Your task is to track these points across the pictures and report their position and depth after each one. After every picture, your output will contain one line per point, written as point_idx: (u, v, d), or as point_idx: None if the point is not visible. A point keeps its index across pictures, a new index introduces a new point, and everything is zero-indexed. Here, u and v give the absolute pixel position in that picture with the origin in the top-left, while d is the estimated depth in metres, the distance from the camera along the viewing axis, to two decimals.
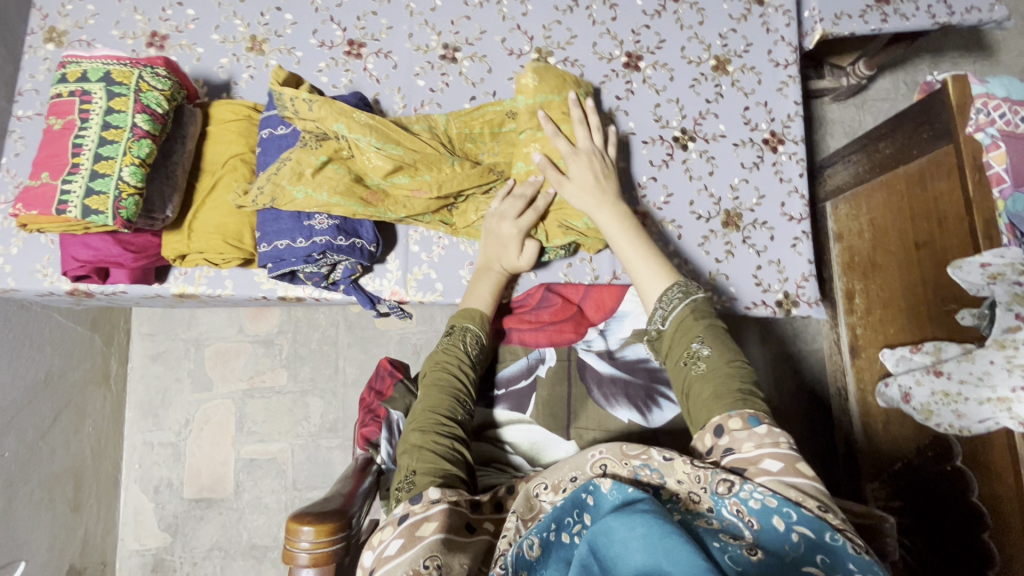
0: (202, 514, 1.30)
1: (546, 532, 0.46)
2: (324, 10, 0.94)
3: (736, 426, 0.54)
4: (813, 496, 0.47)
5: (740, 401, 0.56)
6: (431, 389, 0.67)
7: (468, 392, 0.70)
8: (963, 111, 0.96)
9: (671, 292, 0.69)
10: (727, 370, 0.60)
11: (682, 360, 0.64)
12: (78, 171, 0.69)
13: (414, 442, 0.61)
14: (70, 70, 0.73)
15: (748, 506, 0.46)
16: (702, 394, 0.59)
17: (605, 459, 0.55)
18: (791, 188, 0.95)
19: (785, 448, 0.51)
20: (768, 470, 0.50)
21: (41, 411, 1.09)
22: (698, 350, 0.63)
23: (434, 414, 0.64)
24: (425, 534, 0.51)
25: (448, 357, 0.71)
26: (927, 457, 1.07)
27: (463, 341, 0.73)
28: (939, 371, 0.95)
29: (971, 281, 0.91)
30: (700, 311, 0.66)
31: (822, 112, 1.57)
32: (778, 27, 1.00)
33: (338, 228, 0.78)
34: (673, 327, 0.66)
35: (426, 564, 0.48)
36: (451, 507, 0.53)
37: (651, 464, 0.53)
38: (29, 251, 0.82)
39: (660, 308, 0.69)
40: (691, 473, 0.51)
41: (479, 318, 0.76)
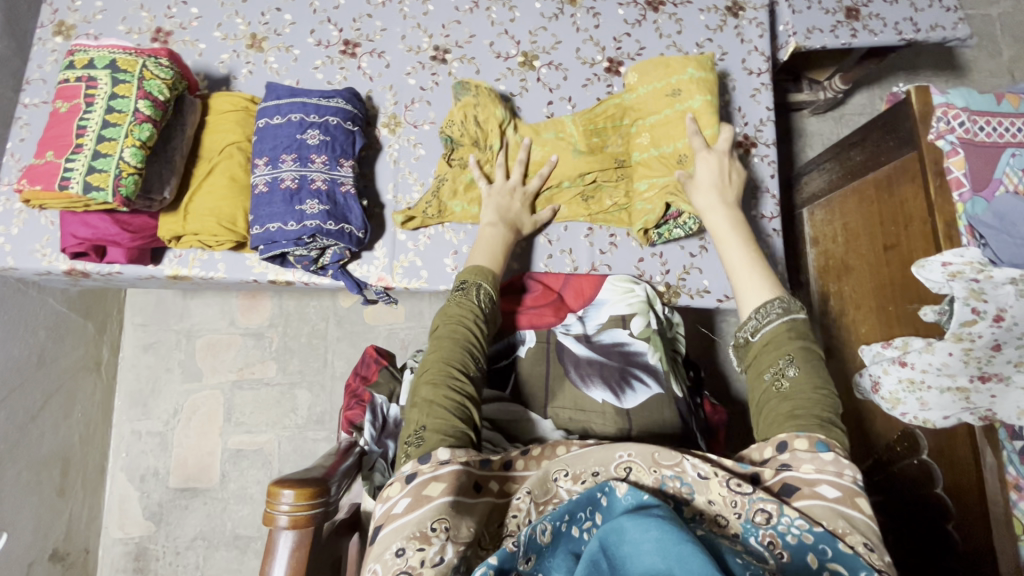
0: (187, 503, 1.31)
1: (559, 521, 0.47)
2: (322, 11, 0.99)
3: (801, 445, 0.56)
4: (858, 531, 0.49)
5: (816, 424, 0.58)
6: (444, 343, 0.68)
7: (481, 349, 0.71)
8: (925, 119, 1.01)
9: (769, 307, 0.70)
10: (810, 395, 0.61)
11: (766, 369, 0.66)
12: (81, 150, 0.72)
13: (427, 397, 0.63)
14: (78, 58, 0.77)
15: (784, 540, 0.48)
16: (780, 406, 0.62)
17: (631, 462, 0.54)
18: (763, 188, 1.00)
19: (847, 481, 0.53)
20: (823, 495, 0.52)
21: (32, 394, 1.10)
22: (786, 367, 0.64)
23: (448, 370, 0.66)
24: (433, 494, 0.53)
25: (461, 313, 0.72)
26: (896, 452, 1.10)
27: (475, 297, 0.74)
28: (903, 362, 0.96)
29: (932, 280, 0.94)
30: (795, 332, 0.67)
31: (801, 124, 1.63)
32: (751, 38, 1.06)
33: (328, 213, 0.82)
34: (763, 340, 0.68)
35: (434, 527, 0.50)
36: (462, 471, 0.55)
37: (683, 477, 0.53)
38: (30, 231, 0.86)
39: (755, 318, 0.71)
40: (726, 496, 0.51)
41: (490, 278, 0.77)
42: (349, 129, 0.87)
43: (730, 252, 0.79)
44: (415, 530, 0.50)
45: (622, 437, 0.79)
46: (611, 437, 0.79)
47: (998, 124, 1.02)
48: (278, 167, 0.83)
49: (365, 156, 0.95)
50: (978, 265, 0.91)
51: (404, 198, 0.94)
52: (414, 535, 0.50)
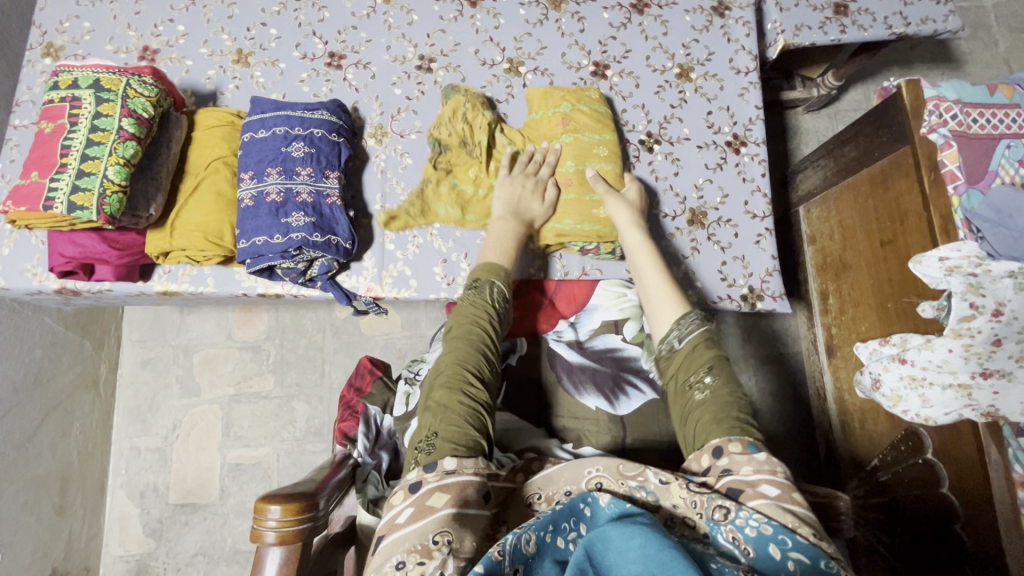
0: (187, 519, 1.30)
1: (543, 531, 0.47)
2: (307, 25, 0.99)
3: (736, 449, 0.55)
4: (808, 522, 0.48)
5: (739, 429, 0.57)
6: (458, 342, 0.66)
7: (496, 351, 0.68)
8: (916, 114, 1.01)
9: (687, 317, 0.68)
10: (729, 399, 0.60)
11: (685, 384, 0.63)
12: (65, 170, 0.73)
13: (441, 401, 0.61)
14: (62, 78, 0.78)
15: (745, 534, 0.47)
16: (700, 419, 0.59)
17: (601, 477, 0.56)
18: (754, 188, 0.99)
19: (783, 477, 0.52)
20: (766, 495, 0.51)
21: (29, 413, 1.11)
22: (702, 377, 0.62)
23: (462, 372, 0.63)
24: (436, 506, 0.52)
25: (474, 312, 0.70)
26: (900, 451, 1.09)
27: (489, 295, 0.72)
28: (903, 359, 0.95)
29: (930, 275, 0.93)
30: (712, 339, 0.65)
31: (796, 122, 1.62)
32: (738, 37, 1.05)
33: (314, 225, 0.82)
34: (684, 351, 0.65)
35: (435, 539, 0.50)
36: (463, 483, 0.54)
37: (647, 486, 0.55)
38: (20, 251, 0.86)
39: (674, 330, 0.67)
40: (687, 497, 0.52)
41: (502, 275, 0.75)
42: (334, 140, 0.88)
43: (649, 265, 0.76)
44: (416, 543, 0.49)
45: (617, 447, 0.78)
46: (606, 445, 0.79)
47: (992, 116, 1.01)
48: (264, 181, 0.83)
49: (352, 167, 0.95)
50: (975, 259, 0.89)
51: (392, 207, 0.94)
52: (416, 547, 0.49)
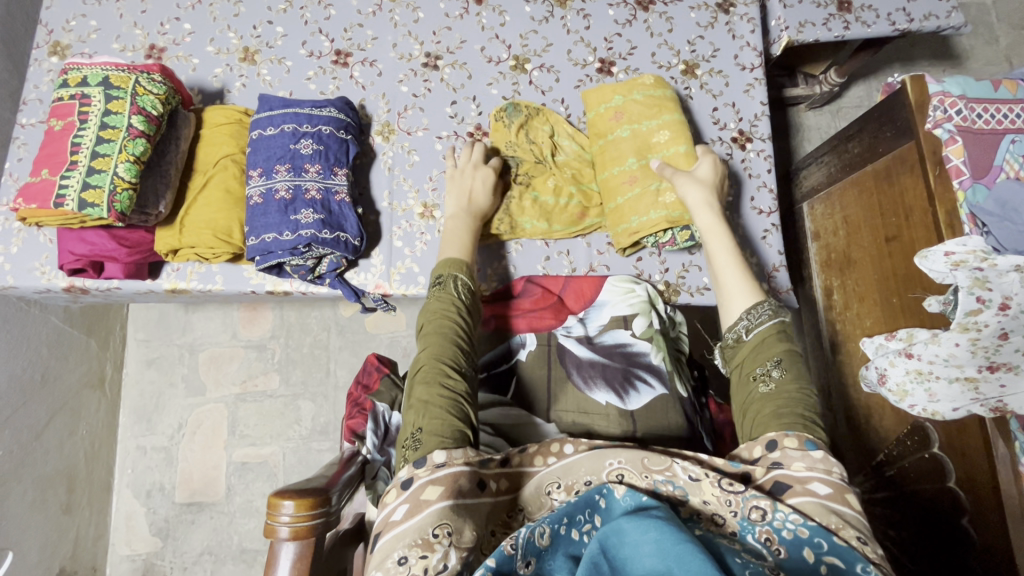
0: (193, 518, 1.30)
1: (558, 523, 0.48)
2: (313, 23, 0.99)
3: (791, 444, 0.56)
4: (853, 525, 0.49)
5: (800, 425, 0.58)
6: (431, 338, 0.66)
7: (470, 343, 0.69)
8: (921, 110, 1.01)
9: (759, 308, 0.69)
10: (794, 394, 0.61)
11: (751, 374, 0.65)
12: (75, 167, 0.73)
13: (421, 397, 0.61)
14: (71, 76, 0.78)
15: (780, 536, 0.48)
16: (762, 409, 0.61)
17: (623, 469, 0.55)
18: (760, 183, 0.99)
19: (836, 478, 0.53)
20: (814, 492, 0.52)
21: (36, 412, 1.11)
22: (770, 369, 0.64)
23: (438, 368, 0.63)
24: (430, 499, 0.52)
25: (441, 306, 0.69)
26: (907, 446, 1.09)
27: (453, 289, 0.71)
28: (910, 354, 0.95)
29: (936, 271, 0.93)
30: (784, 333, 0.66)
31: (799, 119, 1.62)
32: (743, 33, 1.06)
33: (323, 222, 0.82)
34: (753, 341, 0.67)
35: (436, 532, 0.50)
36: (458, 473, 0.54)
37: (675, 480, 0.53)
38: (29, 250, 0.86)
39: (744, 320, 0.69)
40: (720, 496, 0.51)
41: (466, 268, 0.75)
42: (342, 137, 0.88)
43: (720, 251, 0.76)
44: (416, 537, 0.50)
45: (627, 439, 0.79)
46: (616, 439, 0.79)
47: (997, 111, 1.01)
48: (273, 179, 0.83)
49: (359, 165, 0.95)
50: (981, 254, 0.90)
51: (400, 204, 0.94)
52: (416, 542, 0.49)
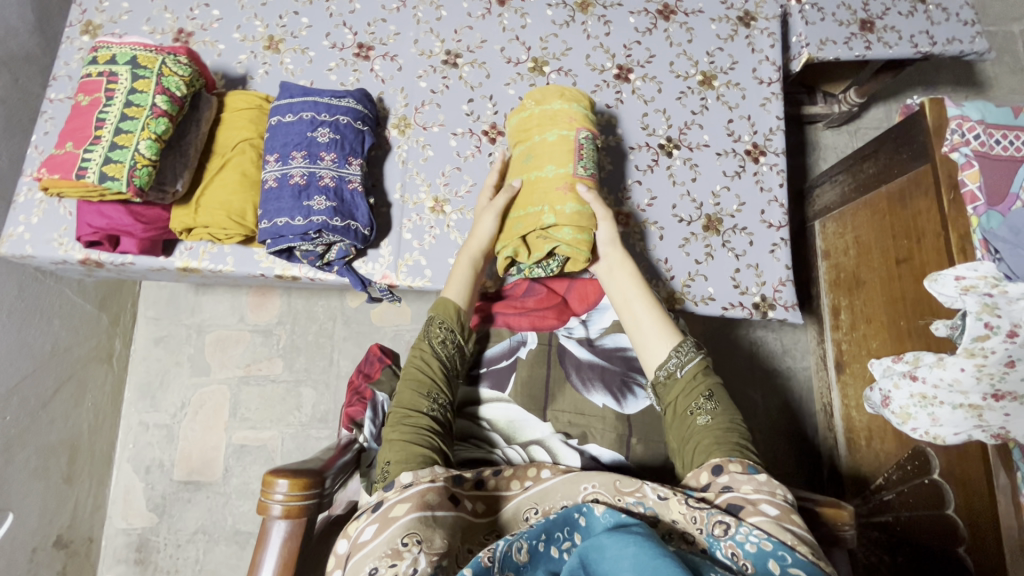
0: (190, 496, 1.32)
1: (536, 540, 0.51)
2: (338, 16, 1.01)
3: (736, 469, 0.60)
4: (806, 542, 0.52)
5: (739, 452, 0.62)
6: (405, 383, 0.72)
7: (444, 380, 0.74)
8: (938, 132, 1.00)
9: (684, 345, 0.73)
10: (729, 425, 0.66)
11: (687, 409, 0.69)
12: (99, 141, 0.75)
13: (393, 433, 0.66)
14: (101, 54, 0.80)
15: (744, 550, 0.51)
16: (704, 441, 0.65)
17: (597, 493, 0.61)
18: (771, 198, 1.00)
19: (780, 499, 0.56)
20: (766, 513, 0.55)
21: (44, 381, 1.13)
22: (705, 403, 0.68)
23: (409, 407, 0.69)
24: (399, 514, 0.55)
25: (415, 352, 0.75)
26: (906, 471, 1.08)
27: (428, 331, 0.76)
28: (914, 377, 0.94)
29: (945, 294, 0.92)
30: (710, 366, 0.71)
31: (816, 137, 1.62)
32: (763, 48, 1.06)
33: (335, 209, 0.83)
34: (685, 377, 0.70)
35: (405, 542, 0.53)
36: (425, 489, 0.58)
37: (644, 502, 0.59)
38: (48, 220, 0.89)
39: (674, 356, 0.72)
40: (687, 513, 0.56)
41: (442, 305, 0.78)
42: (358, 128, 0.89)
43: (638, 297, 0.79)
44: (386, 548, 0.53)
45: (621, 443, 0.81)
46: (611, 442, 0.81)
47: (1014, 138, 1.01)
48: (289, 164, 0.84)
49: (374, 157, 0.96)
50: (992, 280, 0.89)
51: (411, 197, 0.95)
52: (386, 552, 0.52)
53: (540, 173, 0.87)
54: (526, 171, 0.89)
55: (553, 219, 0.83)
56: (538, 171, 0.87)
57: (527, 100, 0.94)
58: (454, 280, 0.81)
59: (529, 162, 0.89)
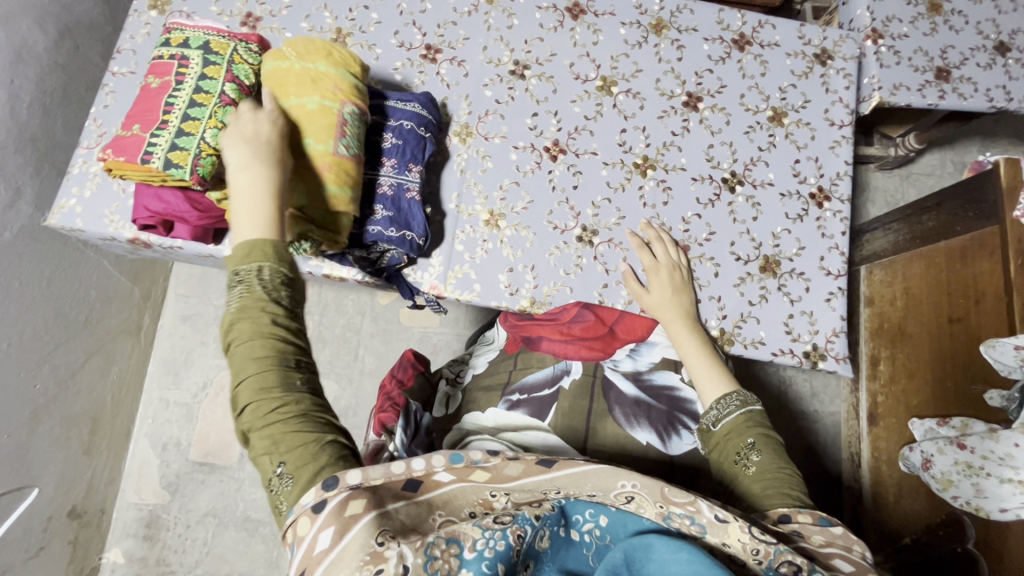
0: (204, 478, 1.31)
1: (557, 526, 0.52)
2: (408, 14, 0.99)
3: (807, 520, 0.59)
4: None
5: (797, 505, 0.62)
6: (250, 365, 0.57)
7: (290, 336, 0.60)
8: (1012, 194, 0.96)
9: (728, 398, 0.75)
10: (778, 476, 0.66)
11: (733, 463, 0.70)
12: (166, 126, 0.73)
13: (266, 434, 0.57)
14: (173, 36, 0.79)
15: None
16: (752, 493, 0.66)
17: (635, 493, 0.54)
18: (832, 244, 0.97)
19: (856, 556, 0.54)
20: (839, 568, 0.52)
21: (74, 351, 1.12)
22: (750, 453, 0.69)
23: (266, 398, 0.57)
24: (354, 513, 0.50)
25: (241, 318, 0.59)
26: (937, 535, 1.05)
27: (256, 281, 0.60)
28: (962, 444, 0.92)
29: (1003, 363, 0.90)
30: (753, 419, 0.72)
31: (866, 178, 1.59)
32: (838, 89, 1.04)
33: (392, 219, 0.84)
34: (723, 430, 0.73)
35: (379, 542, 0.48)
36: (373, 489, 0.53)
37: (695, 517, 0.52)
38: (101, 196, 0.88)
39: (714, 409, 0.75)
40: (746, 544, 0.50)
41: (266, 248, 0.63)
42: (421, 134, 0.88)
43: (688, 341, 0.84)
44: (363, 555, 0.47)
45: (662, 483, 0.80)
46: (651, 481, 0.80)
47: None
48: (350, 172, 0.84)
49: (432, 163, 0.95)
50: None
51: (467, 208, 0.93)
52: (365, 560, 0.46)
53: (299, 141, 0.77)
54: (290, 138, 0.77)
55: (306, 200, 0.77)
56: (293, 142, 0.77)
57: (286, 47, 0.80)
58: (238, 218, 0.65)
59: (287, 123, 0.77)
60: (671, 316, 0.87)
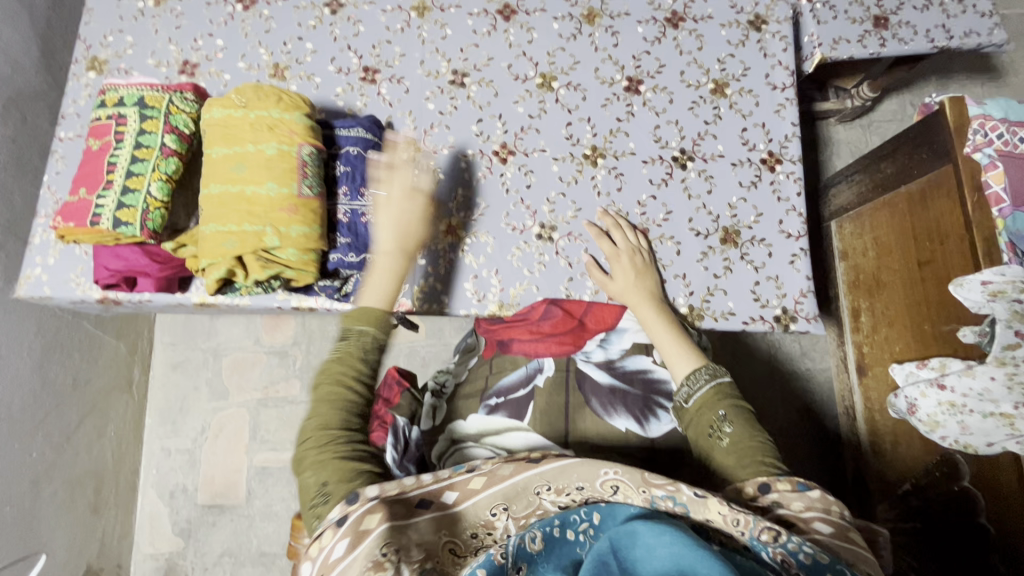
0: (215, 520, 1.33)
1: (550, 527, 0.51)
2: (342, 39, 1.00)
3: (786, 487, 0.60)
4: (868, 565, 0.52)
5: (771, 473, 0.63)
6: (321, 405, 0.65)
7: (368, 389, 0.68)
8: (960, 132, 0.97)
9: (698, 373, 0.76)
10: (751, 445, 0.67)
11: (707, 436, 0.71)
12: (111, 186, 0.75)
13: (318, 457, 0.62)
14: (108, 96, 0.80)
15: (797, 559, 0.47)
16: (727, 465, 0.67)
17: (619, 481, 0.56)
18: (789, 207, 0.98)
19: (835, 518, 0.56)
20: (820, 532, 0.55)
21: (67, 415, 1.14)
22: (723, 425, 0.70)
23: (323, 429, 0.63)
24: (370, 527, 0.54)
25: (338, 367, 0.67)
26: (935, 477, 1.06)
27: (356, 345, 0.68)
28: (943, 385, 0.94)
29: (972, 299, 0.90)
30: (723, 390, 0.73)
31: (828, 132, 1.60)
32: (775, 52, 1.04)
33: (350, 246, 0.86)
34: (695, 406, 0.73)
35: (384, 552, 0.51)
36: (391, 501, 0.57)
37: (676, 497, 0.54)
38: (65, 261, 0.89)
39: (685, 386, 0.75)
40: (727, 515, 0.52)
41: (374, 319, 0.70)
42: (368, 159, 0.90)
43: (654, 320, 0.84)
44: (367, 561, 0.51)
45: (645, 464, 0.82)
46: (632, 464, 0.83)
47: None
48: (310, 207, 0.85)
49: None
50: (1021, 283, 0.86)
51: (424, 222, 0.94)
52: (368, 565, 0.50)
53: (259, 188, 0.78)
54: (240, 183, 0.78)
55: (277, 241, 0.77)
56: (256, 186, 0.78)
57: (235, 94, 0.81)
58: (368, 287, 0.75)
59: (241, 172, 0.78)
60: (636, 298, 0.87)
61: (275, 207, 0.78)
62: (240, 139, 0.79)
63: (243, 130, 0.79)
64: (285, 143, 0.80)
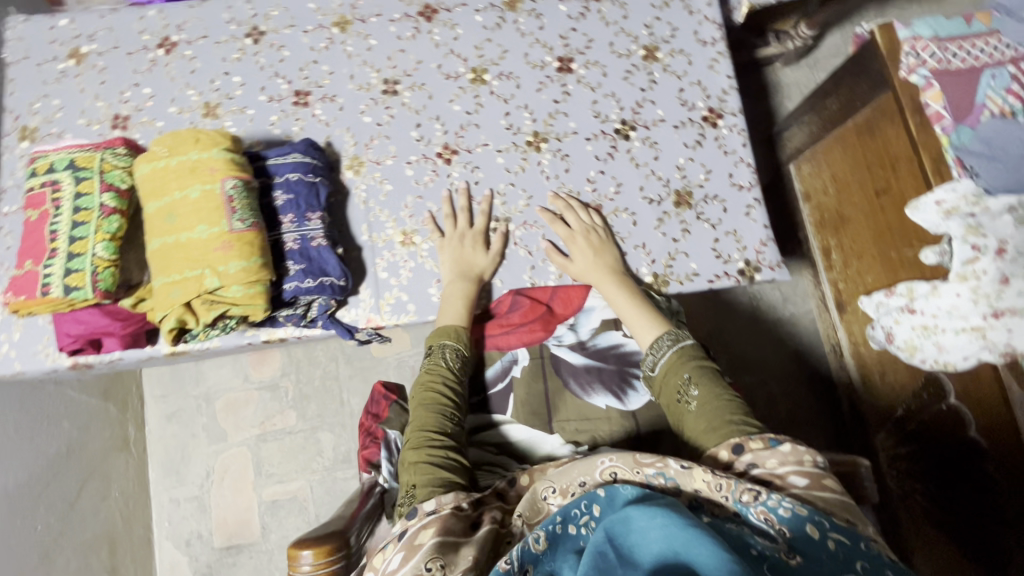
0: (235, 560, 1.34)
1: (553, 524, 0.54)
2: (268, 67, 1.00)
3: (758, 446, 0.61)
4: (842, 507, 0.53)
5: (738, 429, 0.65)
6: (419, 410, 0.79)
7: (453, 397, 0.81)
8: (893, 58, 0.98)
9: (661, 340, 0.78)
10: (717, 404, 0.69)
11: (676, 402, 0.73)
12: (56, 254, 0.74)
13: (412, 458, 0.72)
14: (39, 164, 0.79)
15: (778, 515, 0.51)
16: (697, 426, 0.69)
17: (615, 467, 0.61)
18: (737, 159, 0.98)
19: (809, 467, 0.57)
20: (795, 485, 0.56)
21: (68, 483, 1.14)
22: (689, 388, 0.72)
23: (422, 433, 0.75)
24: (423, 541, 0.58)
25: (430, 376, 0.82)
26: (924, 401, 1.08)
27: (442, 356, 0.84)
28: (913, 310, 0.93)
29: (928, 221, 0.91)
30: (687, 354, 0.75)
31: (776, 77, 1.60)
32: (700, 8, 1.04)
33: (305, 271, 0.85)
34: (661, 373, 0.76)
35: (430, 565, 0.56)
36: (451, 515, 0.61)
37: (665, 472, 0.58)
38: (30, 334, 0.89)
39: (651, 355, 0.78)
40: (711, 482, 0.56)
41: (453, 334, 0.86)
42: (310, 181, 0.89)
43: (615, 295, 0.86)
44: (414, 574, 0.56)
45: (629, 435, 0.87)
46: (619, 437, 0.87)
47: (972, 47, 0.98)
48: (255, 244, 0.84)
49: (335, 203, 0.95)
50: (972, 198, 0.87)
51: (380, 236, 0.94)
52: None
53: (193, 233, 0.77)
54: (174, 232, 0.78)
55: (218, 281, 0.76)
56: (188, 232, 0.77)
57: (156, 146, 0.81)
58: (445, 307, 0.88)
59: (174, 221, 0.78)
60: (597, 276, 0.88)
61: (207, 248, 0.77)
62: (167, 189, 0.79)
63: (169, 179, 0.79)
64: (211, 182, 0.79)
